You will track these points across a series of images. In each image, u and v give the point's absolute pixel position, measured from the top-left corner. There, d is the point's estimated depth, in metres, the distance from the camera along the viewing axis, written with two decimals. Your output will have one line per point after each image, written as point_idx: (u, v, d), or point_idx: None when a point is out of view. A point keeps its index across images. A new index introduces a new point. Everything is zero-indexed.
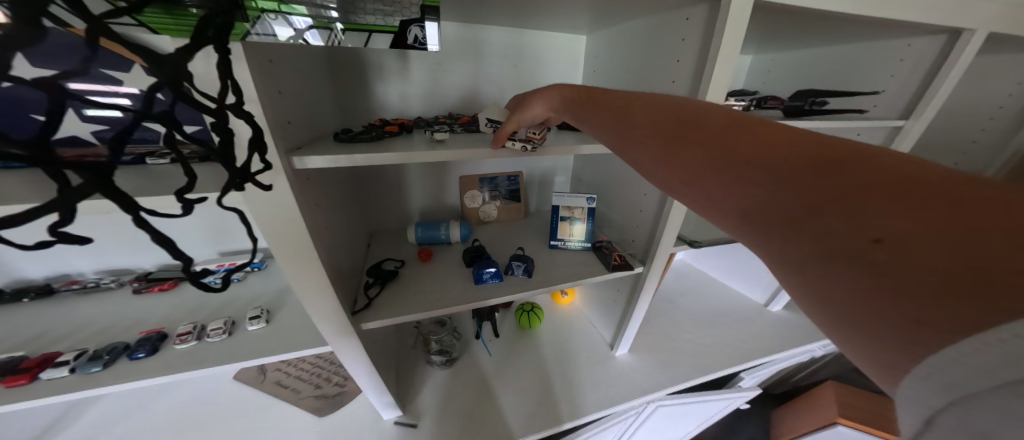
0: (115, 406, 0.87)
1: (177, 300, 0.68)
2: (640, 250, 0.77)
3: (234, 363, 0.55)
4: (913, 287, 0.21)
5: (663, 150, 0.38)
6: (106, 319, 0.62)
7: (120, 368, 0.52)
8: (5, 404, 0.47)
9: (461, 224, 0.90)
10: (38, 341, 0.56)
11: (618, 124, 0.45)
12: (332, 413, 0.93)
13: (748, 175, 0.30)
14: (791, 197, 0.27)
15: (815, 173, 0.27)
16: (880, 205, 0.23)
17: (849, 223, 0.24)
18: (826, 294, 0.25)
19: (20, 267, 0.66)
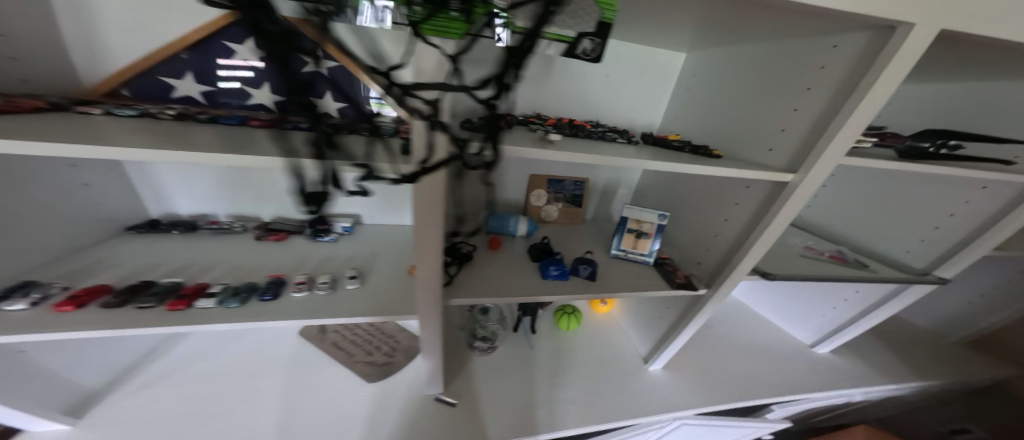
0: (202, 345, 0.96)
1: (284, 249, 0.78)
2: (707, 272, 0.79)
3: (340, 317, 0.61)
4: None
5: None
6: (231, 259, 0.72)
7: (254, 305, 0.60)
8: (163, 321, 0.53)
9: (528, 220, 0.94)
10: (183, 269, 0.66)
11: None
12: (380, 381, 0.97)
13: None
14: None
15: None
16: None
17: None
18: None
19: (172, 202, 0.79)
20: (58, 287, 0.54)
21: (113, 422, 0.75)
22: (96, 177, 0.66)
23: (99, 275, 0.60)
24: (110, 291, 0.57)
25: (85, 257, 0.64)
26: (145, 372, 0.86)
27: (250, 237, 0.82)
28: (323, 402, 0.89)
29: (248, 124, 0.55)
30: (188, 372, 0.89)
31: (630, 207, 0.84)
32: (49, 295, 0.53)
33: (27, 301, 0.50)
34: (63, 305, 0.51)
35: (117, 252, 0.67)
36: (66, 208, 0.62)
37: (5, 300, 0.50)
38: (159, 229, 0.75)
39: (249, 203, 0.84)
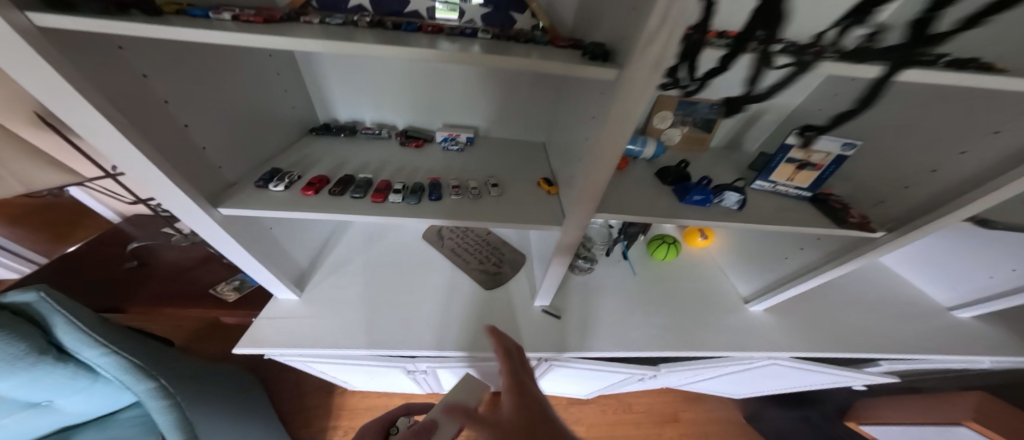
0: (363, 235, 1.16)
1: (426, 157, 0.88)
2: (895, 213, 0.73)
3: (496, 222, 0.69)
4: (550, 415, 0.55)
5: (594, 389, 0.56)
6: (392, 165, 0.83)
7: (425, 204, 0.71)
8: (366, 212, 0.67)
9: (658, 143, 0.85)
10: (360, 170, 0.79)
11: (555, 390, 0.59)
12: (494, 287, 1.09)
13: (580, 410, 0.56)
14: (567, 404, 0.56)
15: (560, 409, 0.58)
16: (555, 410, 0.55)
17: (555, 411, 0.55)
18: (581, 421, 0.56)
19: (336, 108, 0.96)
20: (295, 175, 0.72)
21: (325, 303, 0.96)
22: (289, 83, 0.84)
23: (310, 169, 0.77)
24: (328, 181, 0.73)
25: (294, 153, 0.83)
26: (331, 255, 1.09)
27: (396, 144, 0.93)
28: (453, 293, 1.05)
29: (423, 28, 0.61)
30: (356, 264, 1.08)
31: (798, 134, 0.69)
32: (292, 180, 0.71)
33: (282, 184, 0.69)
34: (307, 191, 0.68)
35: (313, 150, 0.86)
36: (274, 111, 0.80)
37: (270, 182, 0.69)
38: (332, 131, 0.93)
39: (389, 110, 0.96)
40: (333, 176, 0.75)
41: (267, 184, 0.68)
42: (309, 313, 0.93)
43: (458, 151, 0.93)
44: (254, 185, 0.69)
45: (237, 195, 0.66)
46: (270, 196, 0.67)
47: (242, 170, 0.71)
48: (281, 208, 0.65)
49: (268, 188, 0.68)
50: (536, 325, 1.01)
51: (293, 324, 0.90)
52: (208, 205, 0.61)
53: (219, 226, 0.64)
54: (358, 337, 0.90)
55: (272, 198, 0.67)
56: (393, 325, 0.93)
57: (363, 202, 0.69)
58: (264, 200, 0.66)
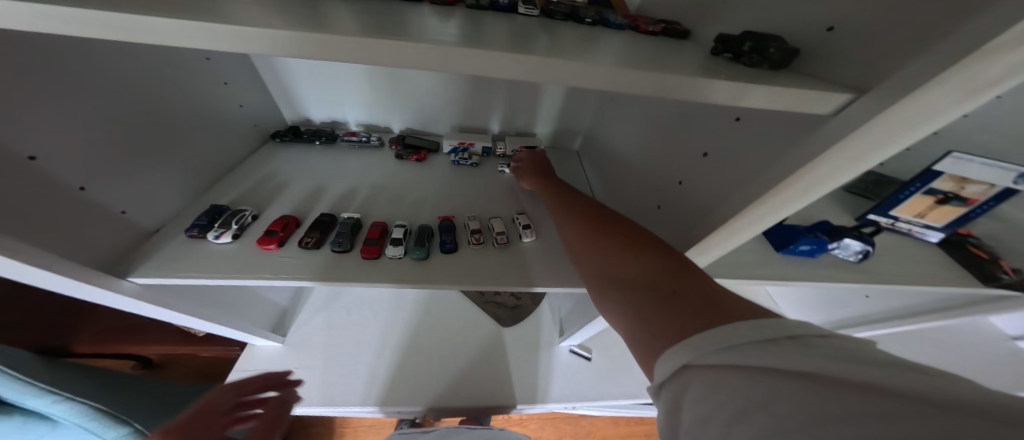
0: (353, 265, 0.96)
1: (430, 176, 0.67)
2: None
3: (540, 284, 0.51)
4: (633, 303, 0.27)
5: (638, 293, 0.27)
6: (386, 191, 0.62)
7: (436, 260, 0.51)
8: (352, 276, 0.47)
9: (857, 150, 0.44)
10: (343, 202, 0.59)
11: (623, 295, 0.28)
12: (516, 325, 0.92)
13: (643, 299, 0.27)
14: (637, 286, 0.28)
15: (643, 268, 0.29)
16: (655, 293, 0.26)
17: (643, 286, 0.28)
18: (624, 309, 0.27)
19: (307, 107, 0.73)
20: (248, 216, 0.51)
21: (323, 349, 0.79)
22: (231, 71, 0.60)
23: (271, 202, 0.57)
24: (297, 225, 0.52)
25: (248, 176, 0.62)
26: (316, 291, 0.88)
27: (391, 155, 0.71)
28: (468, 338, 0.86)
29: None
30: (346, 302, 0.88)
31: (965, 158, 0.48)
32: (244, 224, 0.50)
33: (229, 234, 0.48)
34: (268, 245, 0.48)
35: (276, 168, 0.65)
36: (208, 118, 0.57)
37: (209, 230, 0.48)
38: (302, 138, 0.71)
39: (378, 110, 0.73)
40: (304, 217, 0.54)
41: (205, 234, 0.48)
42: (298, 364, 0.76)
43: (472, 165, 0.71)
44: (185, 235, 0.48)
45: (158, 254, 0.46)
46: (212, 253, 0.47)
47: (166, 210, 0.50)
48: (221, 274, 0.45)
49: (207, 239, 0.48)
50: (563, 371, 0.86)
51: (280, 377, 0.74)
52: (114, 277, 0.41)
53: (142, 302, 0.45)
54: (345, 394, 0.74)
55: (213, 257, 0.46)
56: (386, 375, 0.78)
57: (344, 260, 0.49)
58: (199, 261, 0.45)
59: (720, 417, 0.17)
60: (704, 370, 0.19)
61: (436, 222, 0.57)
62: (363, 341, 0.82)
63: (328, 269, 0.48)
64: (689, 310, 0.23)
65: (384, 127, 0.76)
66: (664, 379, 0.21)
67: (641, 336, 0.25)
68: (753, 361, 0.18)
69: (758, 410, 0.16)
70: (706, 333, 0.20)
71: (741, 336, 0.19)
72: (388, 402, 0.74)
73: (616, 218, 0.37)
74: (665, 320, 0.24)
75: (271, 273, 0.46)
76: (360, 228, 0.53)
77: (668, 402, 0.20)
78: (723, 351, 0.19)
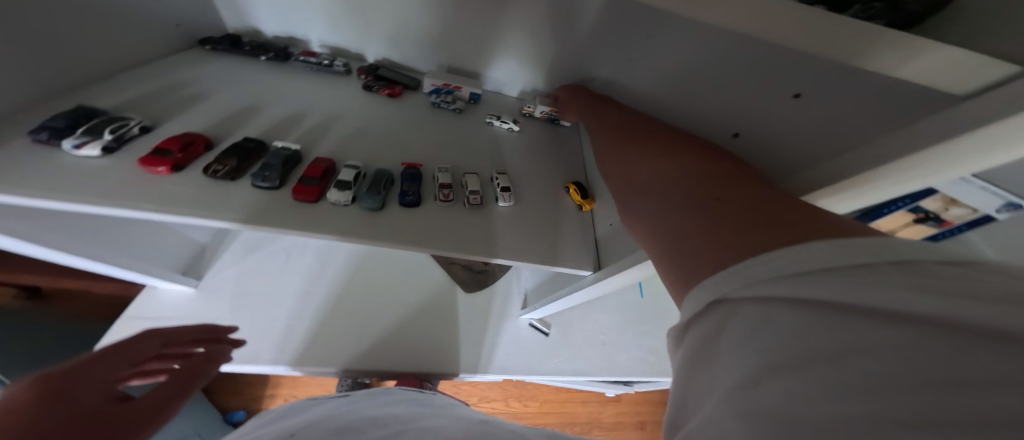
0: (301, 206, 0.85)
1: (401, 117, 0.57)
2: None
3: (514, 257, 0.45)
4: (671, 210, 0.23)
5: (682, 200, 0.23)
6: (344, 126, 0.52)
7: (393, 213, 0.43)
8: (288, 216, 0.39)
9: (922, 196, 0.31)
10: (287, 132, 0.48)
11: (660, 203, 0.25)
12: (477, 291, 0.87)
13: (686, 206, 0.23)
14: (681, 194, 0.24)
15: (688, 178, 0.25)
16: (703, 201, 0.22)
17: (687, 195, 0.24)
18: (658, 217, 0.24)
19: (254, 14, 0.58)
20: (132, 126, 0.39)
21: (241, 297, 0.70)
22: None
23: (191, 118, 0.45)
24: (207, 147, 0.42)
25: (149, 78, 0.48)
26: (240, 238, 0.76)
27: (359, 85, 0.60)
28: (416, 300, 0.80)
29: None
30: (282, 248, 0.77)
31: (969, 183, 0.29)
32: (126, 136, 0.39)
33: (98, 145, 0.36)
34: (156, 167, 0.37)
35: (199, 76, 0.52)
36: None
37: (66, 136, 0.36)
38: (244, 51, 0.57)
39: (346, 29, 0.59)
40: (219, 140, 0.44)
41: (59, 141, 0.35)
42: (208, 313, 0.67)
43: (454, 111, 0.61)
44: (28, 138, 0.36)
45: None
46: (72, 168, 0.36)
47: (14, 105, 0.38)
48: (80, 198, 0.33)
49: (62, 149, 0.36)
50: (521, 343, 0.84)
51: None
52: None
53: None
54: (255, 348, 0.67)
55: (73, 171, 0.35)
56: (312, 332, 0.71)
57: (273, 199, 0.40)
58: (50, 178, 0.34)
59: (753, 362, 0.14)
60: (753, 305, 0.15)
61: (398, 169, 0.48)
62: (289, 294, 0.73)
63: (254, 206, 0.38)
64: (745, 227, 0.19)
65: (353, 52, 0.63)
66: (696, 311, 0.17)
67: (678, 246, 0.21)
68: (828, 296, 0.13)
69: (825, 357, 0.12)
70: (789, 250, 0.16)
71: (828, 259, 0.14)
72: (306, 362, 0.68)
73: (658, 139, 0.33)
74: (722, 224, 0.20)
75: (154, 206, 0.35)
76: (300, 163, 0.44)
77: (699, 337, 0.17)
78: (802, 276, 0.14)
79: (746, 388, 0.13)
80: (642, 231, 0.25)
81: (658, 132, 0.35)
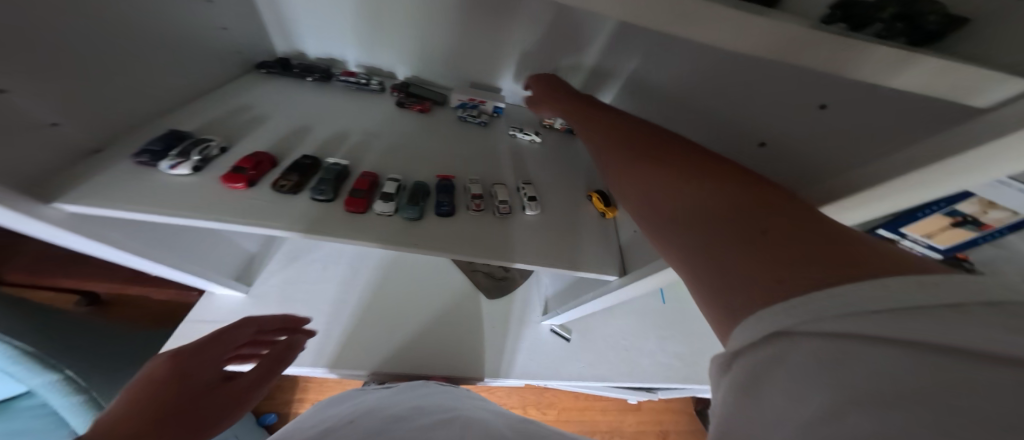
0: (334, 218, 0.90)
1: (433, 131, 0.61)
2: None
3: (545, 262, 0.47)
4: (705, 242, 0.22)
5: (716, 230, 0.22)
6: (382, 142, 0.56)
7: (432, 222, 0.47)
8: (340, 226, 0.43)
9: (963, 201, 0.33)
10: (332, 148, 0.52)
11: (692, 233, 0.23)
12: (500, 298, 0.89)
13: (722, 239, 0.22)
14: (713, 221, 0.23)
15: (719, 200, 0.24)
16: (741, 233, 0.21)
17: (721, 224, 0.22)
18: (693, 250, 0.23)
19: (299, 38, 0.63)
20: (213, 147, 0.44)
21: (284, 303, 0.75)
22: None
23: (250, 137, 0.50)
24: (273, 164, 0.46)
25: (212, 101, 0.53)
26: (282, 247, 0.81)
27: (392, 103, 0.64)
28: (444, 305, 0.83)
29: None
30: (320, 257, 0.82)
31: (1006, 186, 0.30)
32: (209, 156, 0.44)
33: (188, 165, 0.42)
34: (235, 183, 0.42)
35: (254, 99, 0.57)
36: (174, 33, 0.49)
37: (163, 157, 0.41)
38: (293, 73, 0.62)
39: (381, 50, 0.63)
40: (282, 158, 0.48)
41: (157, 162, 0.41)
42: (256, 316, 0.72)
43: (479, 125, 0.65)
44: (133, 160, 0.42)
45: (101, 179, 0.39)
46: (167, 186, 0.41)
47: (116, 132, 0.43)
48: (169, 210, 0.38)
49: (159, 169, 0.42)
50: (543, 348, 0.85)
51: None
52: (30, 201, 0.35)
53: (67, 232, 0.39)
54: None
55: (167, 190, 0.40)
56: (346, 335, 0.75)
57: (326, 211, 0.44)
58: (149, 195, 0.39)
59: (819, 396, 0.13)
60: (817, 340, 0.15)
61: (433, 181, 0.51)
62: (325, 301, 0.77)
63: (311, 216, 0.42)
64: (791, 258, 0.18)
65: (387, 71, 0.67)
66: (749, 341, 0.17)
67: (720, 288, 0.20)
68: (902, 337, 0.13)
69: (909, 399, 0.12)
70: (850, 302, 0.15)
71: (889, 309, 0.14)
72: (341, 364, 0.71)
73: (677, 146, 0.31)
74: (765, 266, 0.19)
75: (234, 216, 0.40)
76: (348, 176, 0.48)
77: (755, 366, 0.16)
78: (866, 328, 0.14)
79: (816, 421, 0.13)
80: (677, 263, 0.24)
81: (676, 137, 0.33)
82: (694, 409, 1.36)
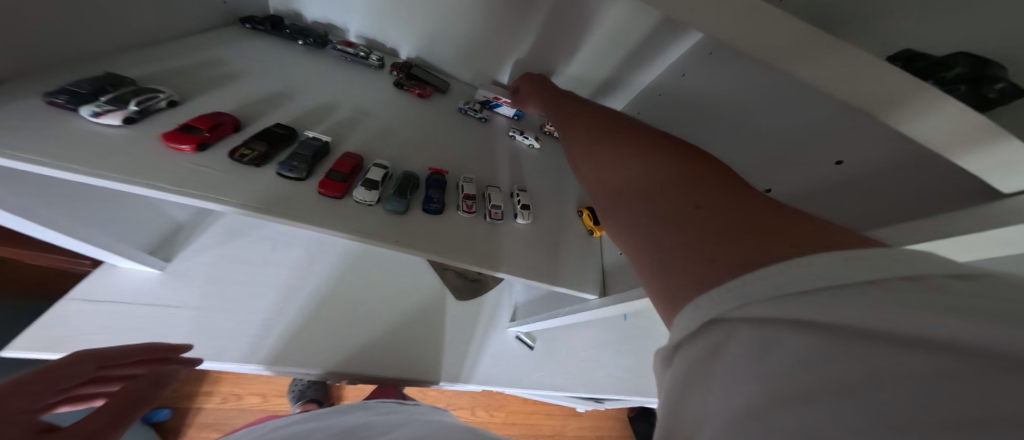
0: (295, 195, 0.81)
1: (430, 119, 0.57)
2: None
3: (532, 276, 0.45)
4: (646, 224, 0.21)
5: (657, 209, 0.21)
6: (373, 121, 0.51)
7: (416, 218, 0.43)
8: (315, 208, 0.38)
9: None
10: (315, 121, 0.47)
11: (636, 214, 0.22)
12: (470, 299, 0.86)
13: (664, 218, 0.20)
14: (655, 202, 0.22)
15: (663, 181, 0.22)
16: (681, 212, 0.20)
17: (663, 205, 0.21)
18: (637, 232, 0.21)
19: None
20: (159, 99, 0.38)
21: (212, 284, 0.66)
22: None
23: (219, 95, 0.44)
24: (234, 130, 0.40)
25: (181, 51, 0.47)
26: (218, 220, 0.71)
27: (389, 81, 0.59)
28: (409, 304, 0.78)
29: None
30: (266, 238, 0.73)
31: None
32: (150, 108, 0.37)
33: (121, 115, 0.35)
34: (181, 144, 0.35)
35: (230, 54, 0.50)
36: None
37: (87, 102, 0.34)
38: (285, 33, 0.56)
39: (387, 23, 0.59)
40: (246, 122, 0.42)
41: (78, 106, 0.34)
42: (180, 301, 0.63)
43: (480, 121, 0.62)
44: (43, 100, 0.34)
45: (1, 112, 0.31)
46: (88, 135, 0.33)
47: (34, 54, 0.35)
48: (89, 168, 0.30)
49: (79, 115, 0.34)
50: (507, 356, 0.83)
51: (139, 317, 0.60)
52: None
53: None
54: (228, 344, 0.62)
55: (92, 140, 0.32)
56: (292, 327, 0.67)
57: (298, 190, 0.38)
58: (59, 144, 0.31)
59: (758, 395, 0.11)
60: (751, 327, 0.13)
61: (423, 173, 0.48)
62: (271, 287, 0.69)
63: (280, 196, 0.37)
64: (727, 239, 0.17)
65: (388, 48, 0.62)
66: (682, 330, 0.15)
67: (659, 268, 0.19)
68: (852, 320, 0.11)
69: (844, 393, 0.10)
70: (781, 274, 0.14)
71: (818, 282, 0.13)
72: (282, 361, 0.64)
73: (633, 128, 0.30)
74: (702, 244, 0.17)
75: (172, 185, 0.32)
76: (327, 154, 0.43)
77: (688, 361, 0.14)
78: (789, 299, 0.13)
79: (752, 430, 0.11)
80: (622, 247, 0.23)
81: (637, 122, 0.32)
82: (632, 418, 1.40)
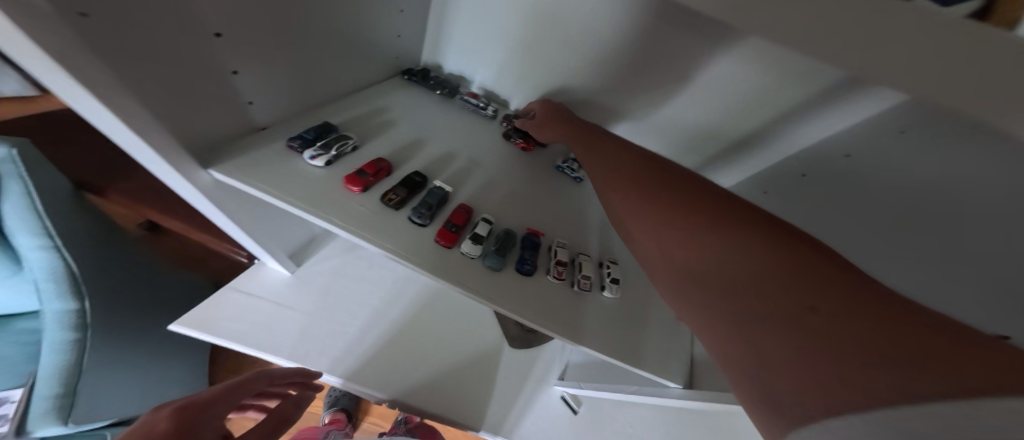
0: None
1: (534, 174, 0.61)
2: None
3: (616, 356, 0.43)
4: (757, 335, 0.21)
5: (769, 320, 0.21)
6: (489, 172, 0.57)
7: (509, 277, 0.45)
8: (431, 256, 0.41)
9: None
10: (439, 168, 0.53)
11: (741, 319, 0.23)
12: (525, 350, 0.84)
13: (776, 331, 0.21)
14: (763, 310, 0.22)
15: (769, 283, 0.22)
16: (795, 326, 0.20)
17: (774, 314, 0.21)
18: (748, 342, 0.22)
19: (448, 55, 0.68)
20: (350, 145, 0.46)
21: (323, 296, 0.74)
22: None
23: (374, 138, 0.52)
24: (389, 174, 0.47)
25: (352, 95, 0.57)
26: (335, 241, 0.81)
27: (501, 134, 0.65)
28: (471, 351, 0.79)
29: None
30: (369, 264, 0.81)
31: None
32: (342, 153, 0.45)
33: (325, 159, 0.43)
34: (352, 186, 0.42)
35: (388, 100, 0.60)
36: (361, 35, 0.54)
37: (308, 146, 0.44)
38: (428, 83, 0.66)
39: (512, 85, 0.66)
40: (398, 167, 0.49)
41: (303, 149, 0.43)
42: (295, 304, 0.71)
43: (575, 181, 0.64)
44: (285, 142, 0.44)
45: (250, 153, 0.42)
46: (300, 173, 0.42)
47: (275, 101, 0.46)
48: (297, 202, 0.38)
49: (301, 156, 0.43)
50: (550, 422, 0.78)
51: (265, 312, 0.69)
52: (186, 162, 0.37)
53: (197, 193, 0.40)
54: (319, 353, 0.69)
55: (300, 176, 0.41)
56: (369, 349, 0.72)
57: (419, 235, 0.43)
58: (276, 178, 0.39)
59: None
60: None
61: (522, 231, 0.50)
62: (362, 307, 0.76)
63: (405, 239, 0.41)
64: (857, 367, 0.17)
65: (502, 99, 0.69)
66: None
67: (783, 388, 0.19)
68: None
69: None
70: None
71: None
72: (356, 379, 0.68)
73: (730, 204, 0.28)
74: (828, 370, 0.17)
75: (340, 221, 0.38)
76: (446, 202, 0.47)
77: None
78: None
79: None
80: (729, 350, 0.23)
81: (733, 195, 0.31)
82: None
